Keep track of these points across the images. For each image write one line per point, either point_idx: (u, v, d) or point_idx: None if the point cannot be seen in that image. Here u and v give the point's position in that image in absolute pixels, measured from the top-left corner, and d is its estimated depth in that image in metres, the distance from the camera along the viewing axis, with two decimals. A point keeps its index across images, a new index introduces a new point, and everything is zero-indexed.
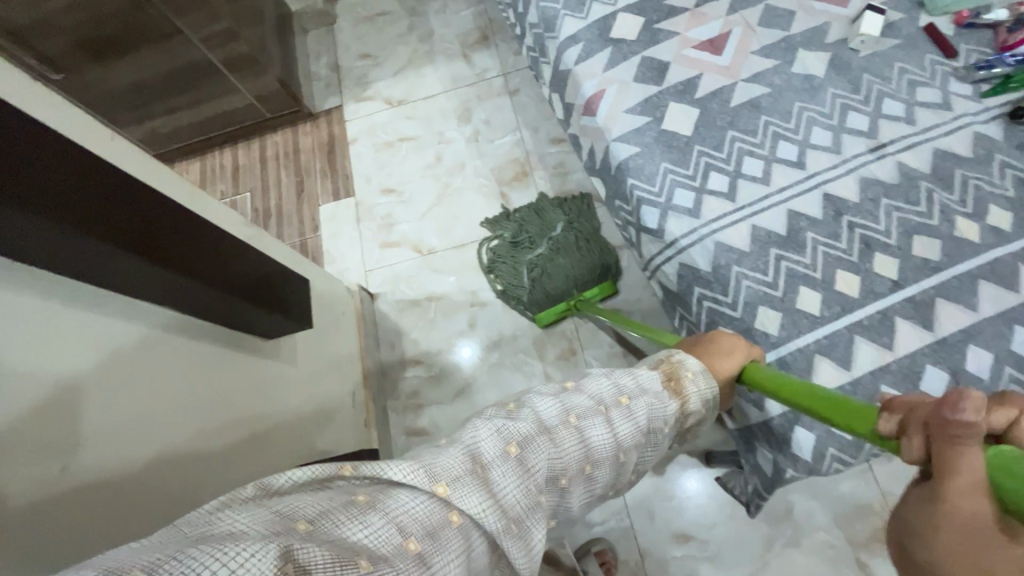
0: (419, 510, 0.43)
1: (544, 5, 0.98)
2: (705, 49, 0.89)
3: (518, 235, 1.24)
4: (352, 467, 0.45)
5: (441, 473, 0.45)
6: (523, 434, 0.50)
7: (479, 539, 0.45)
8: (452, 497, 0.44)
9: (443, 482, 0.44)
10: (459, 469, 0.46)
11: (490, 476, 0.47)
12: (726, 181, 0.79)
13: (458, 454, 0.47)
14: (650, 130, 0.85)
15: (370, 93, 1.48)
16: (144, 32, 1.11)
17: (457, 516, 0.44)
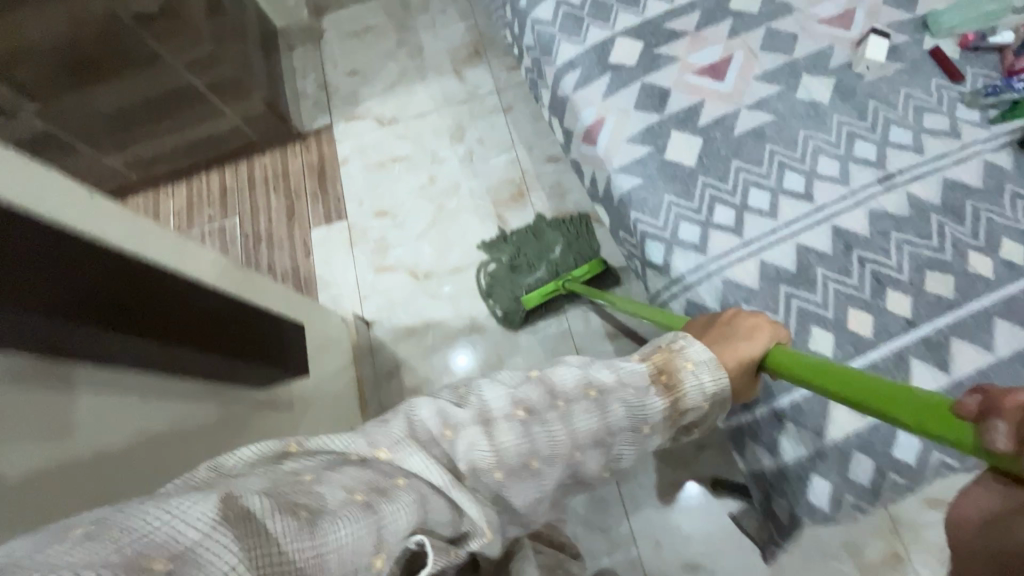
0: (364, 475, 0.39)
1: (540, 29, 0.96)
2: (706, 75, 0.86)
3: (515, 257, 1.22)
4: (296, 443, 0.41)
5: (382, 439, 0.42)
6: (467, 418, 0.45)
7: (439, 498, 0.40)
8: (395, 462, 0.40)
9: (384, 447, 0.41)
10: (400, 440, 0.42)
11: (438, 447, 0.43)
12: (732, 214, 0.77)
13: (401, 423, 0.43)
14: (652, 160, 0.83)
15: (360, 112, 1.44)
16: (125, 58, 1.07)
17: (404, 479, 0.40)
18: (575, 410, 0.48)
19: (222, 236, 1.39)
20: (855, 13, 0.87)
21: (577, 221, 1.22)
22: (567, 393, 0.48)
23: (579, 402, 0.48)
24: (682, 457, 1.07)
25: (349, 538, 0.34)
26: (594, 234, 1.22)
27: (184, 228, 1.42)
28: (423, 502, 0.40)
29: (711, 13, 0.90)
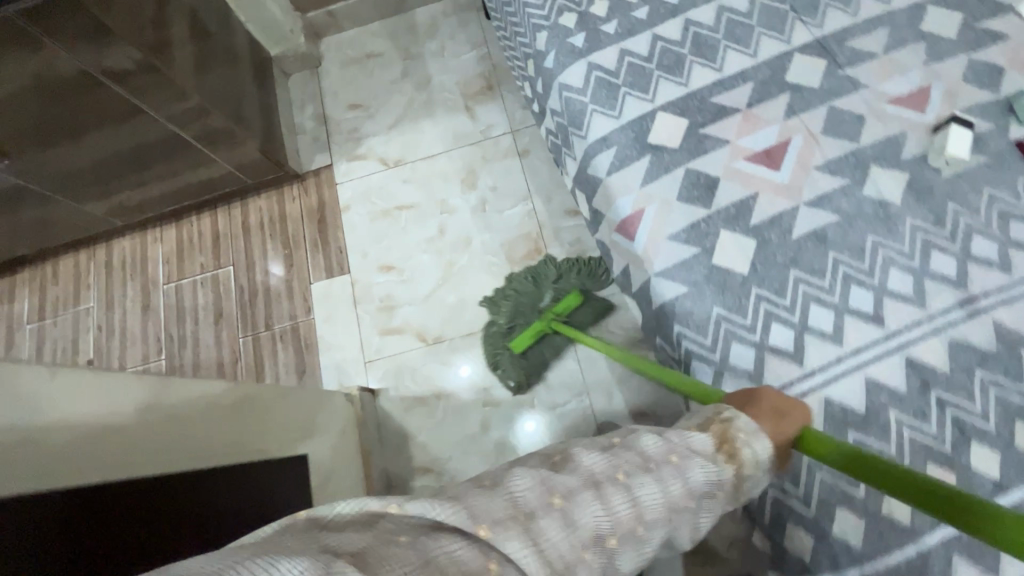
0: (459, 551, 0.37)
1: (569, 96, 0.85)
2: (760, 162, 0.76)
3: (512, 312, 1.11)
4: (398, 504, 0.39)
5: (487, 515, 0.39)
6: (571, 487, 0.43)
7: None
8: (493, 543, 0.38)
9: (484, 524, 0.38)
10: (505, 515, 0.39)
11: (535, 526, 0.40)
12: (791, 337, 0.69)
13: (500, 499, 0.41)
14: (698, 264, 0.73)
15: (362, 151, 1.33)
16: (99, 112, 0.95)
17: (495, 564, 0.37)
18: (656, 471, 0.46)
19: (216, 287, 1.29)
20: (931, 92, 0.76)
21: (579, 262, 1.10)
22: (654, 456, 0.47)
23: (663, 469, 0.46)
24: (713, 554, 1.00)
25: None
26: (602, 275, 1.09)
27: (175, 276, 1.32)
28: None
29: (765, 86, 0.79)
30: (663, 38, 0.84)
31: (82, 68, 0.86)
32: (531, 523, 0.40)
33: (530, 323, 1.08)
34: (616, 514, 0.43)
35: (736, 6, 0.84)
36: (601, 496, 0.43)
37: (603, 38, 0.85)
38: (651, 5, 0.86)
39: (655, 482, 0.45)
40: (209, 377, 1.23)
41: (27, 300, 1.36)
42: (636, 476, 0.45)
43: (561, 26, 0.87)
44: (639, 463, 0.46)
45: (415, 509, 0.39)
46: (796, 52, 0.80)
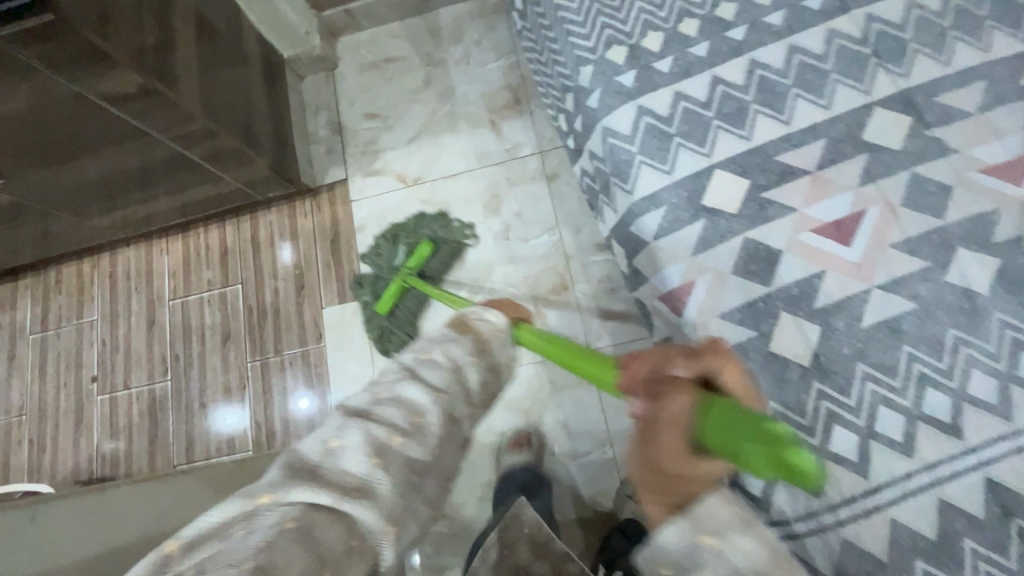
0: (250, 525, 0.48)
1: (613, 142, 0.76)
2: (829, 235, 0.68)
3: (373, 276, 1.12)
4: (172, 540, 0.48)
5: (258, 490, 0.51)
6: (341, 426, 0.56)
7: (327, 530, 0.49)
8: (275, 500, 0.50)
9: (262, 495, 0.50)
10: (281, 479, 0.51)
11: (317, 472, 0.52)
12: (855, 443, 0.61)
13: (277, 470, 0.53)
14: (754, 350, 0.66)
15: (378, 166, 1.25)
16: (101, 135, 0.87)
17: (293, 522, 0.48)
18: (417, 376, 0.63)
19: (223, 305, 1.24)
20: None
21: (432, 218, 1.15)
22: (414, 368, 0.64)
23: (417, 371, 0.64)
24: None
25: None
26: (461, 228, 1.15)
27: (181, 292, 1.26)
28: (314, 531, 0.49)
29: (838, 145, 0.70)
30: (724, 81, 0.74)
31: (78, 92, 0.78)
32: (313, 473, 0.52)
33: (388, 281, 1.10)
34: (393, 421, 0.58)
35: (810, 47, 0.74)
36: (371, 418, 0.57)
37: (655, 78, 0.76)
38: (712, 41, 0.76)
39: (421, 388, 0.61)
40: (215, 402, 1.19)
41: (29, 309, 1.31)
42: (399, 384, 0.62)
43: (608, 61, 0.78)
44: (404, 373, 0.64)
45: (190, 529, 0.49)
46: (876, 105, 0.71)
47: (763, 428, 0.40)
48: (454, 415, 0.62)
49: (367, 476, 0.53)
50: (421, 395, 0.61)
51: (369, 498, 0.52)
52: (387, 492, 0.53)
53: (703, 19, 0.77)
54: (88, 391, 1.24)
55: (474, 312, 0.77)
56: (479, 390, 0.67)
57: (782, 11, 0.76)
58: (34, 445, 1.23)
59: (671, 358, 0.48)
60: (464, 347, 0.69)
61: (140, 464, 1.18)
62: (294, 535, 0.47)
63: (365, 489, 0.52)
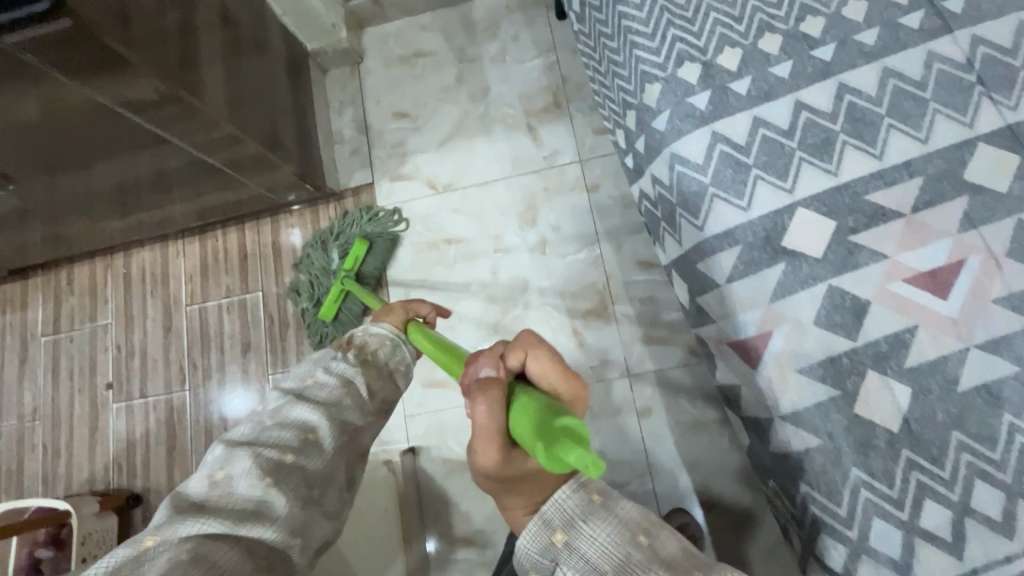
0: (141, 565, 0.50)
1: (682, 171, 0.70)
2: (923, 285, 0.62)
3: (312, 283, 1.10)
4: None
5: (147, 532, 0.53)
6: (226, 457, 0.58)
7: (226, 548, 0.52)
8: (164, 537, 0.52)
9: (151, 536, 0.52)
10: (169, 518, 0.54)
11: (208, 507, 0.55)
12: (948, 520, 0.56)
13: (165, 511, 0.55)
14: (838, 411, 0.61)
15: (407, 170, 1.18)
16: (119, 142, 0.81)
17: (189, 550, 0.50)
18: (303, 398, 0.64)
19: (242, 313, 1.18)
20: None
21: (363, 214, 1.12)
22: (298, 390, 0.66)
23: (302, 395, 0.65)
24: None
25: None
26: (387, 217, 1.13)
27: (198, 297, 1.21)
28: (213, 555, 0.51)
29: (938, 183, 0.64)
30: (809, 106, 0.67)
31: (97, 101, 0.71)
32: (203, 506, 0.55)
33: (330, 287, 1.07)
34: (284, 442, 0.60)
35: (906, 71, 0.67)
36: (260, 444, 0.59)
37: (732, 100, 0.69)
38: (797, 60, 0.69)
39: (307, 408, 0.63)
40: (235, 414, 1.15)
41: (40, 310, 1.26)
42: (285, 408, 0.63)
43: (679, 80, 0.71)
44: (290, 397, 0.65)
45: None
46: (981, 140, 0.64)
47: (536, 420, 0.46)
48: (345, 425, 0.64)
49: (263, 497, 0.56)
50: (306, 412, 0.63)
51: (266, 517, 0.55)
52: (287, 508, 0.56)
53: (787, 34, 0.70)
54: (103, 398, 1.20)
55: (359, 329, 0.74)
56: (372, 402, 0.68)
57: (876, 29, 0.68)
58: (48, 452, 1.19)
59: (478, 360, 0.53)
60: (347, 361, 0.69)
61: (159, 476, 1.15)
62: (191, 562, 0.49)
63: (259, 511, 0.55)
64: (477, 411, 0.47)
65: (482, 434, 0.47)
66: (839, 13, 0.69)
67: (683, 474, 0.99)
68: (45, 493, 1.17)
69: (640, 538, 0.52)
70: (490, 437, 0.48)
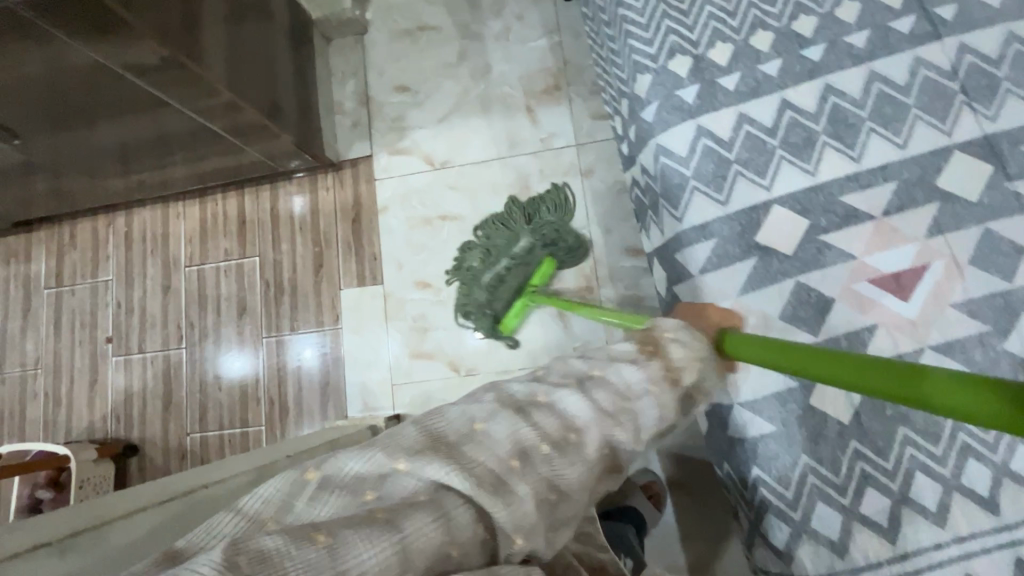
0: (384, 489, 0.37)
1: (667, 162, 0.71)
2: (886, 286, 0.64)
3: (472, 282, 1.03)
4: (314, 469, 0.38)
5: (396, 448, 0.39)
6: (490, 410, 0.42)
7: (458, 506, 0.37)
8: (412, 472, 0.38)
9: (401, 459, 0.38)
10: (420, 445, 0.39)
11: (457, 451, 0.39)
12: (885, 507, 0.60)
13: (415, 431, 0.41)
14: (794, 401, 0.64)
15: (406, 145, 1.19)
16: (121, 104, 0.83)
17: (423, 495, 0.37)
18: (586, 390, 0.45)
19: (240, 277, 1.22)
20: None
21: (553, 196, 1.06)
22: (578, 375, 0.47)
23: (590, 387, 0.45)
24: None
25: (375, 564, 0.32)
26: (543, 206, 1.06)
27: (197, 259, 1.24)
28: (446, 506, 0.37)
29: (908, 189, 0.66)
30: (794, 106, 0.69)
31: (99, 61, 0.73)
32: (454, 451, 0.39)
33: (511, 301, 1.03)
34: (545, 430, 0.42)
35: (892, 76, 0.68)
36: (526, 417, 0.42)
37: (719, 96, 0.70)
38: (786, 59, 0.70)
39: (582, 401, 0.44)
40: (230, 374, 1.19)
41: (44, 262, 1.29)
42: (557, 392, 0.44)
43: (670, 72, 0.72)
44: (568, 382, 0.45)
45: (334, 468, 0.38)
46: (956, 148, 0.65)
47: None
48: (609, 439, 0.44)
49: (507, 475, 0.39)
50: (583, 410, 0.43)
51: (507, 498, 0.38)
52: (526, 502, 0.39)
53: (778, 32, 0.71)
54: (102, 351, 1.24)
55: (666, 329, 0.50)
56: (655, 427, 0.47)
57: (865, 31, 0.69)
58: (49, 400, 1.24)
59: None
60: (647, 371, 0.46)
61: (154, 429, 1.20)
62: (424, 506, 0.36)
63: (501, 485, 0.38)
64: None
65: None
66: (831, 14, 0.70)
67: (654, 454, 1.04)
68: (46, 438, 1.23)
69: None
70: None
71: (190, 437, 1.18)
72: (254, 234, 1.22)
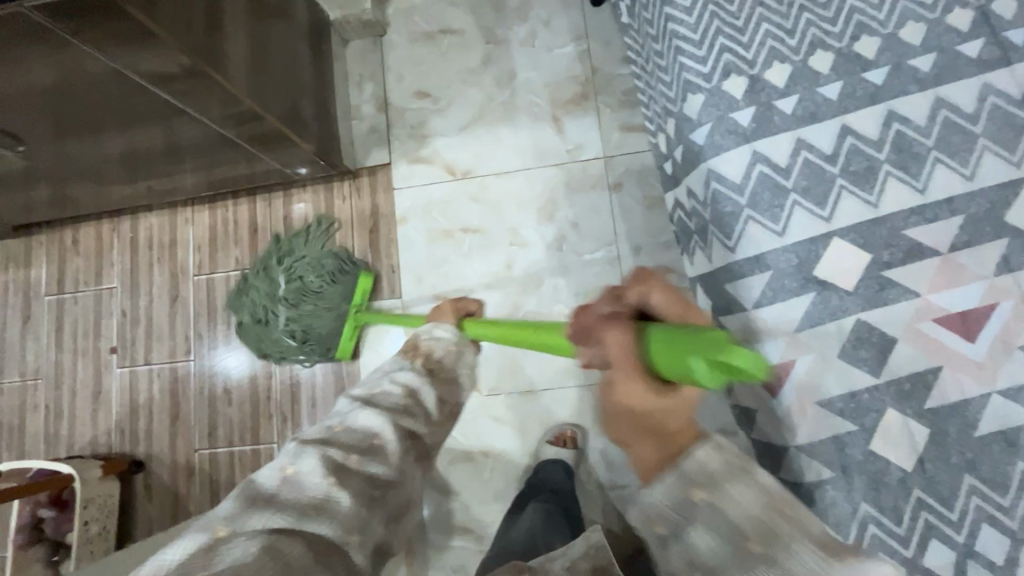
0: (213, 558, 0.44)
1: (718, 189, 0.68)
2: (951, 327, 0.61)
3: (270, 339, 1.09)
4: None
5: (214, 524, 0.47)
6: (295, 454, 0.54)
7: (293, 544, 0.47)
8: (234, 530, 0.47)
9: (222, 528, 0.47)
10: (237, 509, 0.49)
11: (273, 501, 0.50)
12: (950, 560, 0.58)
13: (229, 503, 0.50)
14: (853, 446, 0.61)
15: (426, 153, 1.15)
16: (135, 113, 0.78)
17: (258, 543, 0.46)
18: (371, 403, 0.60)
19: None
20: None
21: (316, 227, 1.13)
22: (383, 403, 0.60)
23: (370, 402, 0.60)
24: None
25: None
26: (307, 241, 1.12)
27: (206, 267, 1.19)
28: (280, 546, 0.46)
29: (978, 223, 0.62)
30: (855, 132, 0.65)
31: (118, 70, 0.68)
32: (271, 500, 0.50)
33: (339, 327, 1.07)
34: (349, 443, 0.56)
35: (960, 103, 0.65)
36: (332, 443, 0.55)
37: (776, 120, 0.66)
38: (847, 81, 0.66)
39: (376, 413, 0.58)
40: (240, 388, 1.15)
41: (45, 268, 1.24)
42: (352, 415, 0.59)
43: (724, 93, 0.68)
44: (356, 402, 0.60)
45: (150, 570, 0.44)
46: None
47: (680, 336, 0.39)
48: (410, 433, 0.59)
49: (328, 497, 0.51)
50: (373, 419, 0.58)
51: (330, 512, 0.50)
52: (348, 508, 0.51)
53: (839, 53, 0.67)
54: (107, 362, 1.19)
55: (423, 332, 0.71)
56: (440, 413, 0.64)
57: (931, 55, 0.66)
58: (51, 411, 1.19)
59: (593, 306, 0.46)
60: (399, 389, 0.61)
61: (161, 444, 1.16)
62: (263, 554, 0.45)
63: (325, 506, 0.51)
64: (606, 321, 0.43)
65: (617, 354, 0.41)
66: (895, 34, 0.67)
67: None
68: (48, 451, 1.18)
69: (783, 508, 0.45)
70: (625, 354, 0.41)
71: (198, 453, 1.14)
72: (265, 242, 1.18)
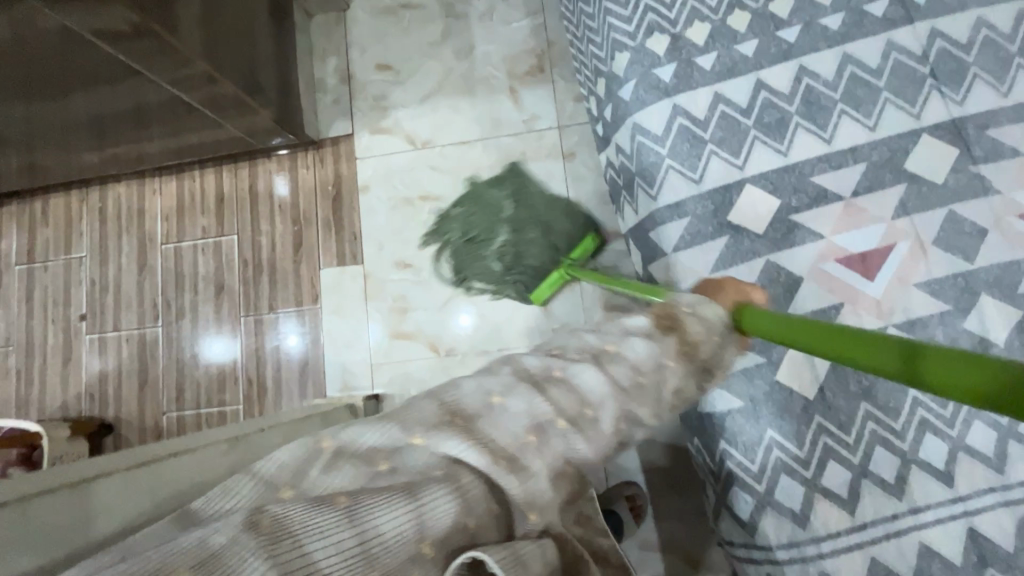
0: (398, 465, 0.38)
1: (642, 141, 0.72)
2: (853, 266, 0.66)
3: (475, 255, 1.07)
4: (329, 438, 0.39)
5: (414, 423, 0.40)
6: (507, 384, 0.44)
7: (473, 481, 0.39)
8: (429, 445, 0.39)
9: (419, 434, 0.39)
10: (437, 420, 0.40)
11: (475, 425, 0.41)
12: (847, 480, 0.62)
13: (432, 406, 0.42)
14: (761, 377, 0.66)
15: (388, 124, 1.18)
16: (91, 74, 0.81)
17: (440, 472, 0.38)
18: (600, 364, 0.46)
19: (218, 255, 1.20)
20: None
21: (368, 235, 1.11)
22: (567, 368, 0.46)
23: (605, 361, 0.46)
24: None
25: (392, 531, 0.34)
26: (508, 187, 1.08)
27: (174, 236, 1.22)
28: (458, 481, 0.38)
29: (878, 170, 0.67)
30: (768, 86, 0.70)
31: (68, 27, 0.70)
32: (474, 428, 0.40)
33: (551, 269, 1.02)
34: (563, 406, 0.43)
35: (864, 59, 0.69)
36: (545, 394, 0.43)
37: (695, 75, 0.71)
38: (761, 40, 0.70)
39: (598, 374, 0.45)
40: (208, 353, 1.18)
41: (14, 238, 1.27)
42: (573, 368, 0.45)
43: (647, 51, 0.72)
44: (584, 356, 0.46)
45: (346, 439, 0.39)
46: (925, 131, 0.66)
47: None
48: (632, 415, 0.45)
49: (523, 450, 0.40)
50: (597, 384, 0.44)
51: (519, 473, 0.40)
52: (530, 469, 0.40)
53: (755, 13, 0.71)
54: (76, 329, 1.22)
55: (684, 304, 0.51)
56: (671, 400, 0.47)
57: (841, 14, 0.70)
58: (21, 378, 1.22)
59: None
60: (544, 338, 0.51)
61: (130, 408, 1.19)
62: (440, 482, 0.37)
63: (518, 463, 0.40)
64: None
65: None
66: None
67: None
68: (18, 417, 1.21)
69: None
70: None
71: (167, 416, 1.17)
72: (232, 211, 1.21)
